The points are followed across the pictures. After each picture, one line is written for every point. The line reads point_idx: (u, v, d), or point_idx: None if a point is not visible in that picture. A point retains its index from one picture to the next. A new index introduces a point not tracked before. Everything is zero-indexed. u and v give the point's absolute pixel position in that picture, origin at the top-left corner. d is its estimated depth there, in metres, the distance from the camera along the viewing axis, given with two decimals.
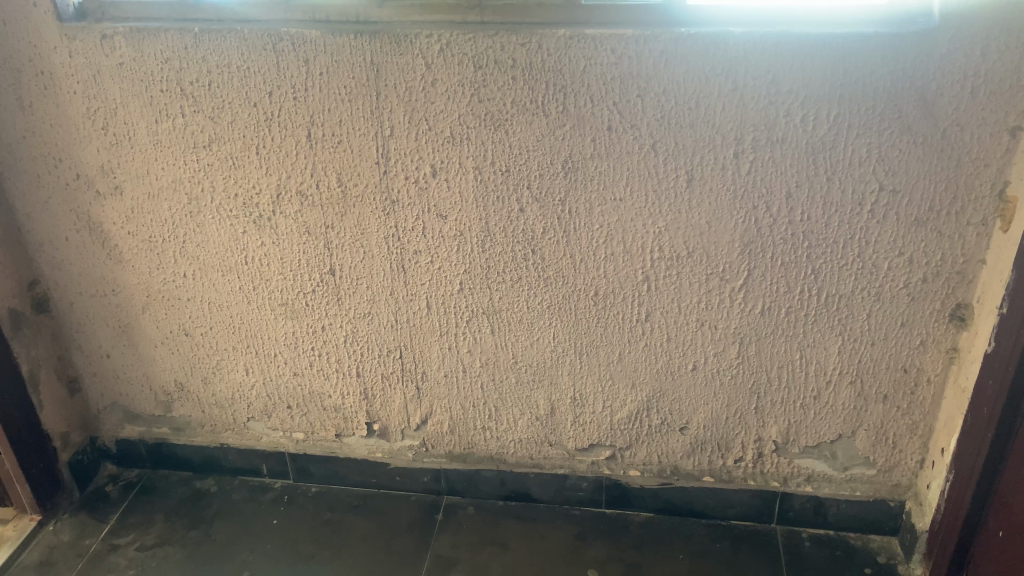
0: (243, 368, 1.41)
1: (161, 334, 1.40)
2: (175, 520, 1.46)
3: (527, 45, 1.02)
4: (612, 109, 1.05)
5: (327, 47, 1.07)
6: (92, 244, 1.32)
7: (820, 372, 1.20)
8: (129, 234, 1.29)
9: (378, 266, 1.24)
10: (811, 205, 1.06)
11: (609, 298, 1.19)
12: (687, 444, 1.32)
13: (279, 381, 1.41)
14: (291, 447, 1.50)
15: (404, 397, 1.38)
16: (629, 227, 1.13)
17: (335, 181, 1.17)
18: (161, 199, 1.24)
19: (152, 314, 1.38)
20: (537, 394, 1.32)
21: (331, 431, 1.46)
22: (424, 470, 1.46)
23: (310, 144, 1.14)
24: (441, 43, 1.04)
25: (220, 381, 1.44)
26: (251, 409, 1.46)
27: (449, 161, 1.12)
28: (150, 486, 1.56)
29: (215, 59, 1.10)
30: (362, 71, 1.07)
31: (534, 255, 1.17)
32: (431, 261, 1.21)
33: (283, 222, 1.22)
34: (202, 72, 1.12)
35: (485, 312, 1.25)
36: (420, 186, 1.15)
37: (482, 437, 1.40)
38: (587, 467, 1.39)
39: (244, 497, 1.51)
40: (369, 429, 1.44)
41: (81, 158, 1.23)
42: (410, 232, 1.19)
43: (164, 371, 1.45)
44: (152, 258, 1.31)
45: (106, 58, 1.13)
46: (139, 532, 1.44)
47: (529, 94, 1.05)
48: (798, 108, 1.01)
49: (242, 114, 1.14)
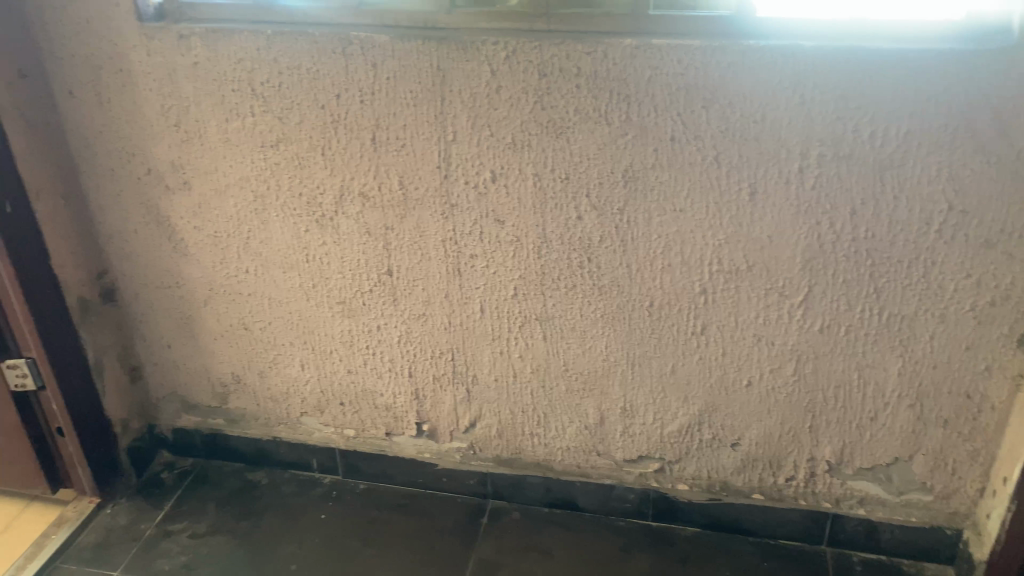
0: (299, 363, 1.43)
1: (222, 327, 1.43)
2: (227, 510, 1.49)
3: (592, 53, 1.03)
4: (676, 120, 1.04)
5: (394, 52, 1.08)
6: (160, 237, 1.36)
7: (877, 394, 1.18)
8: (196, 229, 1.32)
9: (434, 269, 1.25)
10: (876, 223, 1.05)
11: (664, 308, 1.19)
12: (737, 460, 1.31)
13: (333, 377, 1.43)
14: (341, 443, 1.52)
15: (454, 399, 1.39)
16: (688, 238, 1.12)
17: (396, 184, 1.18)
18: (228, 195, 1.27)
19: (214, 307, 1.41)
20: (588, 402, 1.32)
21: (381, 429, 1.48)
22: (471, 473, 1.47)
23: (374, 147, 1.16)
24: (507, 50, 1.05)
25: (276, 375, 1.47)
26: (304, 404, 1.49)
27: (509, 167, 1.13)
28: (203, 475, 1.60)
29: (286, 61, 1.13)
30: (428, 76, 1.09)
31: (590, 263, 1.17)
32: (487, 265, 1.22)
33: (345, 222, 1.24)
34: (273, 74, 1.14)
35: (538, 319, 1.25)
36: (479, 191, 1.16)
37: (530, 443, 1.40)
38: (635, 478, 1.38)
39: (294, 491, 1.54)
40: (418, 430, 1.46)
41: (153, 154, 1.27)
42: (467, 236, 1.20)
43: (222, 363, 1.48)
44: (216, 253, 1.34)
45: (181, 57, 1.17)
46: (192, 520, 1.48)
47: (593, 103, 1.05)
48: (867, 124, 0.99)
49: (310, 115, 1.16)
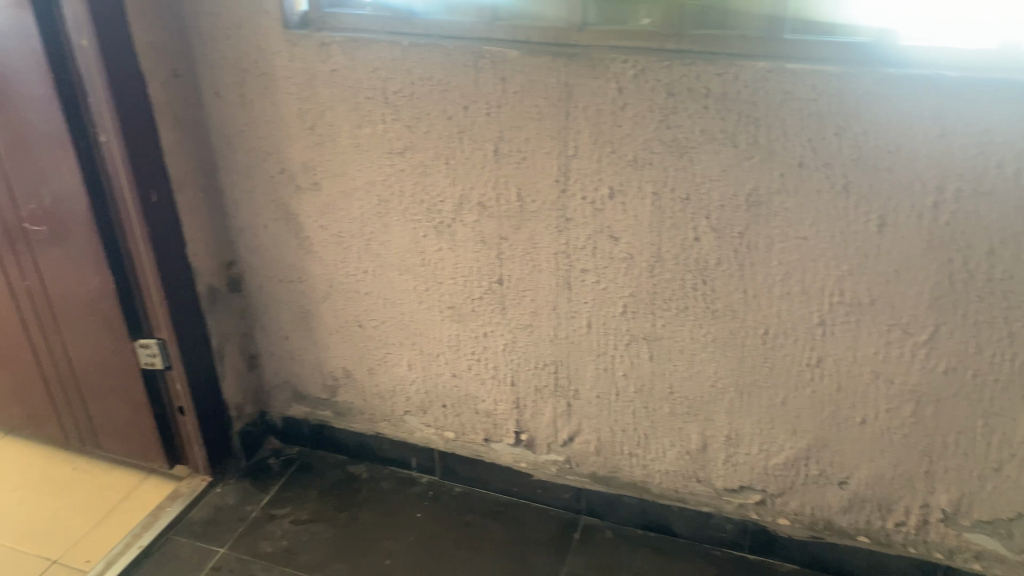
0: (406, 363, 1.47)
1: (336, 323, 1.49)
2: (327, 499, 1.55)
3: (723, 75, 1.02)
4: (805, 146, 1.02)
5: (524, 66, 1.11)
6: (286, 234, 1.42)
7: (1003, 444, 1.11)
8: (321, 228, 1.38)
9: (545, 281, 1.26)
10: (1015, 264, 0.99)
11: (778, 337, 1.16)
12: (844, 499, 1.26)
13: (438, 380, 1.47)
14: (441, 445, 1.55)
15: (555, 411, 1.40)
16: (809, 267, 1.09)
17: (515, 196, 1.20)
18: (353, 197, 1.32)
19: (330, 303, 1.47)
20: (690, 426, 1.30)
21: (480, 435, 1.50)
22: (566, 487, 1.47)
23: (496, 159, 1.19)
24: (637, 68, 1.05)
25: (383, 373, 1.51)
26: (408, 404, 1.53)
27: (629, 184, 1.13)
28: (308, 463, 1.66)
29: (419, 72, 1.17)
30: (555, 91, 1.10)
31: (704, 285, 1.16)
32: (598, 281, 1.23)
33: (462, 229, 1.27)
34: (406, 83, 1.18)
35: (646, 338, 1.25)
36: (596, 207, 1.16)
37: (628, 463, 1.39)
38: (734, 508, 1.35)
39: (392, 487, 1.57)
40: (517, 439, 1.47)
41: (287, 155, 1.33)
42: (581, 250, 1.21)
43: (333, 357, 1.54)
44: (337, 251, 1.40)
45: (321, 64, 1.22)
46: (295, 506, 1.54)
47: (719, 124, 1.05)
48: (1012, 161, 0.94)
49: (437, 124, 1.20)
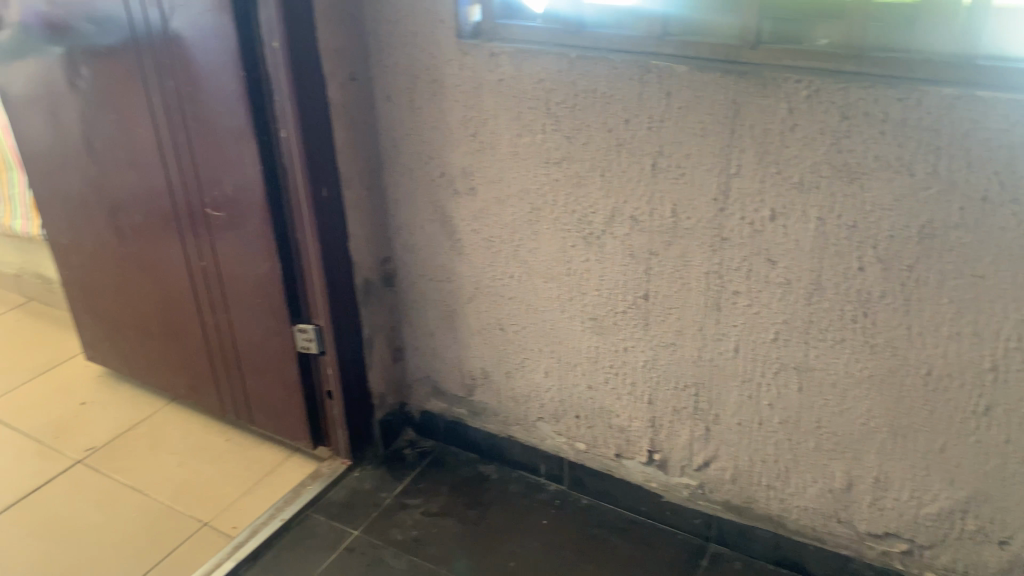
0: (544, 371, 1.49)
1: (479, 325, 1.53)
2: (457, 496, 1.58)
3: (904, 100, 0.97)
4: (991, 179, 0.96)
5: (691, 82, 1.10)
6: (440, 234, 1.48)
7: None
8: (473, 231, 1.42)
9: (693, 300, 1.24)
10: None
11: (943, 379, 1.09)
12: (1003, 561, 1.17)
13: (574, 390, 1.47)
14: (571, 455, 1.56)
15: (691, 433, 1.37)
16: (985, 307, 1.02)
17: (670, 212, 1.20)
18: (507, 204, 1.35)
19: (476, 305, 1.51)
20: (836, 464, 1.24)
21: (612, 449, 1.49)
22: (696, 512, 1.44)
23: (654, 174, 1.18)
24: (810, 89, 1.02)
25: (521, 378, 1.53)
26: (543, 410, 1.54)
27: (792, 207, 1.10)
28: (440, 458, 1.70)
29: (584, 84, 1.18)
30: (722, 109, 1.09)
31: (864, 318, 1.11)
32: (749, 304, 1.20)
33: (612, 242, 1.27)
34: (569, 94, 1.20)
35: (795, 367, 1.20)
36: (754, 228, 1.14)
37: (764, 494, 1.35)
38: (876, 555, 1.28)
39: (520, 491, 1.59)
40: (649, 457, 1.45)
41: (448, 159, 1.38)
42: (734, 272, 1.18)
43: (474, 358, 1.58)
44: (487, 255, 1.43)
45: (489, 73, 1.26)
46: (426, 498, 1.58)
47: (896, 151, 1.00)
48: None
49: (596, 137, 1.21)
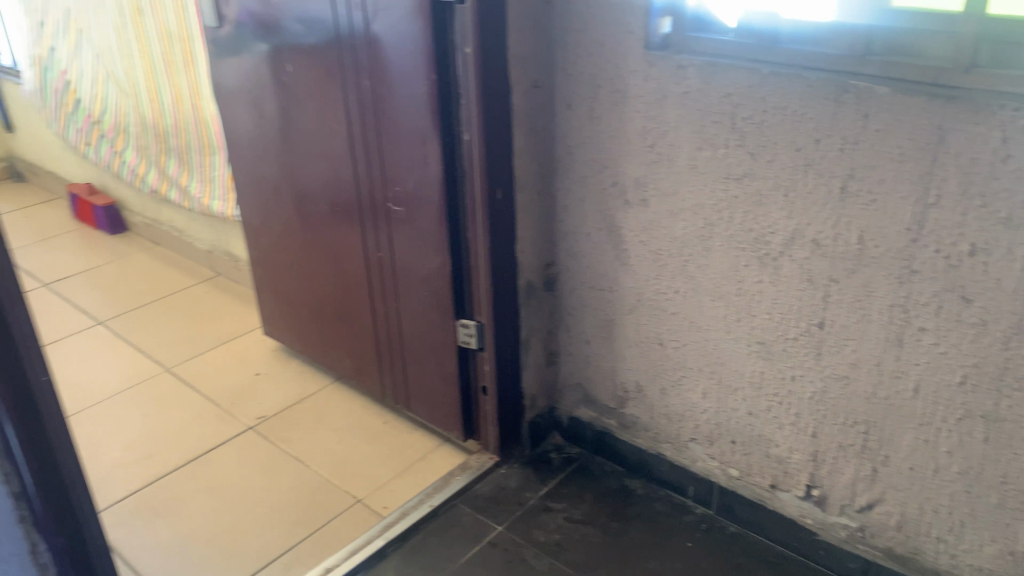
0: (702, 391, 1.46)
1: (639, 338, 1.52)
2: (601, 506, 1.58)
3: None
4: None
5: (893, 105, 1.05)
6: (608, 244, 1.48)
7: None
8: (642, 243, 1.42)
9: (872, 333, 1.18)
10: None
11: None
12: None
13: (732, 414, 1.43)
14: (722, 480, 1.51)
15: (856, 472, 1.30)
16: None
17: (855, 238, 1.14)
18: (680, 218, 1.34)
19: (637, 317, 1.50)
20: (1021, 526, 1.14)
21: (766, 478, 1.44)
22: (853, 556, 1.36)
23: (842, 198, 1.13)
24: None
25: (676, 395, 1.51)
26: (696, 431, 1.51)
27: (995, 244, 1.02)
28: (586, 465, 1.70)
29: (774, 100, 1.15)
30: (925, 134, 1.03)
31: None
32: (936, 343, 1.12)
33: (788, 265, 1.23)
34: (757, 111, 1.17)
35: (983, 416, 1.12)
36: (950, 263, 1.07)
37: (933, 547, 1.26)
38: None
39: (665, 509, 1.56)
40: (806, 492, 1.39)
41: (623, 169, 1.39)
42: (922, 307, 1.12)
43: (629, 370, 1.57)
44: (654, 268, 1.42)
45: (674, 85, 1.26)
46: (570, 504, 1.59)
47: None
48: None
49: (782, 155, 1.17)
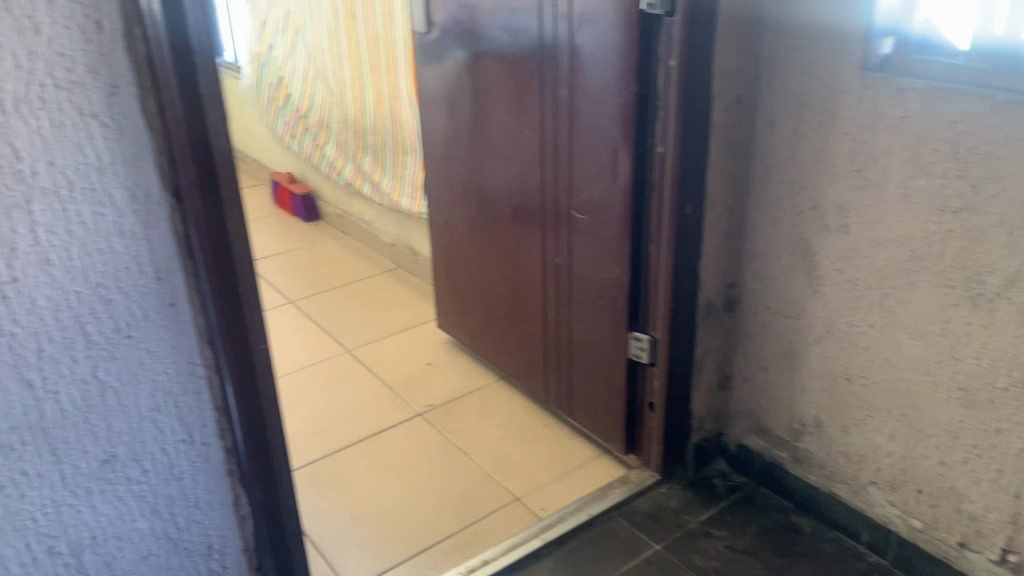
0: (888, 433, 1.38)
1: (823, 370, 1.45)
2: (765, 539, 1.52)
3: None
4: None
5: None
6: (798, 269, 1.43)
7: None
8: (837, 271, 1.36)
9: None
10: None
11: None
12: None
13: (921, 462, 1.34)
14: (902, 530, 1.42)
15: None
16: None
17: None
18: (883, 248, 1.27)
19: (823, 348, 1.44)
20: None
21: (954, 536, 1.34)
22: None
23: None
24: None
25: (859, 435, 1.43)
26: (878, 475, 1.43)
27: None
28: (751, 496, 1.64)
29: (1008, 129, 1.07)
30: None
31: None
32: None
33: (1005, 309, 1.14)
34: (986, 140, 1.09)
35: None
36: None
37: None
38: None
39: (834, 553, 1.48)
40: (1001, 557, 1.28)
41: (824, 193, 1.34)
42: None
43: (808, 403, 1.50)
44: (848, 298, 1.36)
45: (890, 109, 1.20)
46: (732, 532, 1.55)
47: None
48: None
49: (1011, 189, 1.09)
